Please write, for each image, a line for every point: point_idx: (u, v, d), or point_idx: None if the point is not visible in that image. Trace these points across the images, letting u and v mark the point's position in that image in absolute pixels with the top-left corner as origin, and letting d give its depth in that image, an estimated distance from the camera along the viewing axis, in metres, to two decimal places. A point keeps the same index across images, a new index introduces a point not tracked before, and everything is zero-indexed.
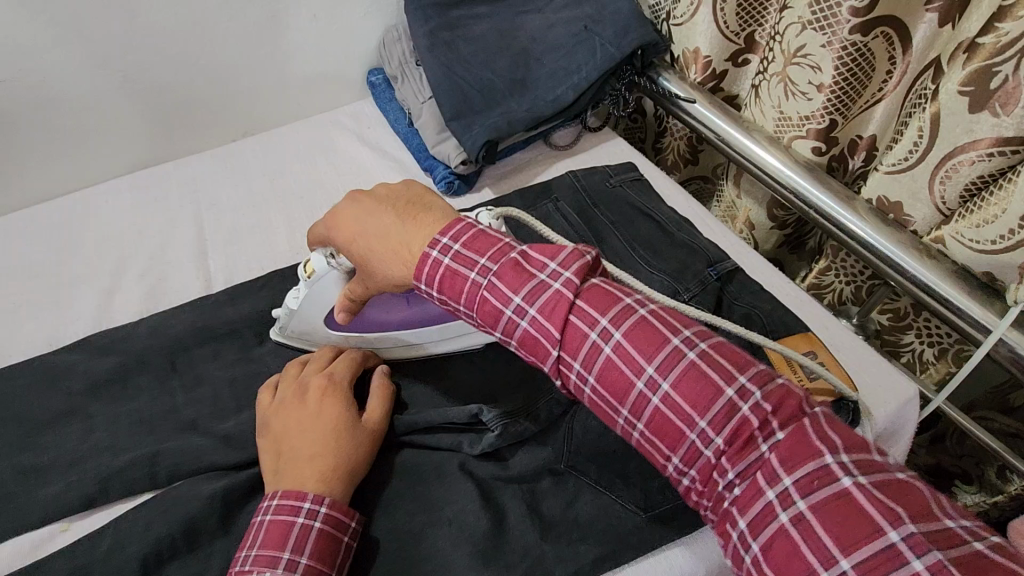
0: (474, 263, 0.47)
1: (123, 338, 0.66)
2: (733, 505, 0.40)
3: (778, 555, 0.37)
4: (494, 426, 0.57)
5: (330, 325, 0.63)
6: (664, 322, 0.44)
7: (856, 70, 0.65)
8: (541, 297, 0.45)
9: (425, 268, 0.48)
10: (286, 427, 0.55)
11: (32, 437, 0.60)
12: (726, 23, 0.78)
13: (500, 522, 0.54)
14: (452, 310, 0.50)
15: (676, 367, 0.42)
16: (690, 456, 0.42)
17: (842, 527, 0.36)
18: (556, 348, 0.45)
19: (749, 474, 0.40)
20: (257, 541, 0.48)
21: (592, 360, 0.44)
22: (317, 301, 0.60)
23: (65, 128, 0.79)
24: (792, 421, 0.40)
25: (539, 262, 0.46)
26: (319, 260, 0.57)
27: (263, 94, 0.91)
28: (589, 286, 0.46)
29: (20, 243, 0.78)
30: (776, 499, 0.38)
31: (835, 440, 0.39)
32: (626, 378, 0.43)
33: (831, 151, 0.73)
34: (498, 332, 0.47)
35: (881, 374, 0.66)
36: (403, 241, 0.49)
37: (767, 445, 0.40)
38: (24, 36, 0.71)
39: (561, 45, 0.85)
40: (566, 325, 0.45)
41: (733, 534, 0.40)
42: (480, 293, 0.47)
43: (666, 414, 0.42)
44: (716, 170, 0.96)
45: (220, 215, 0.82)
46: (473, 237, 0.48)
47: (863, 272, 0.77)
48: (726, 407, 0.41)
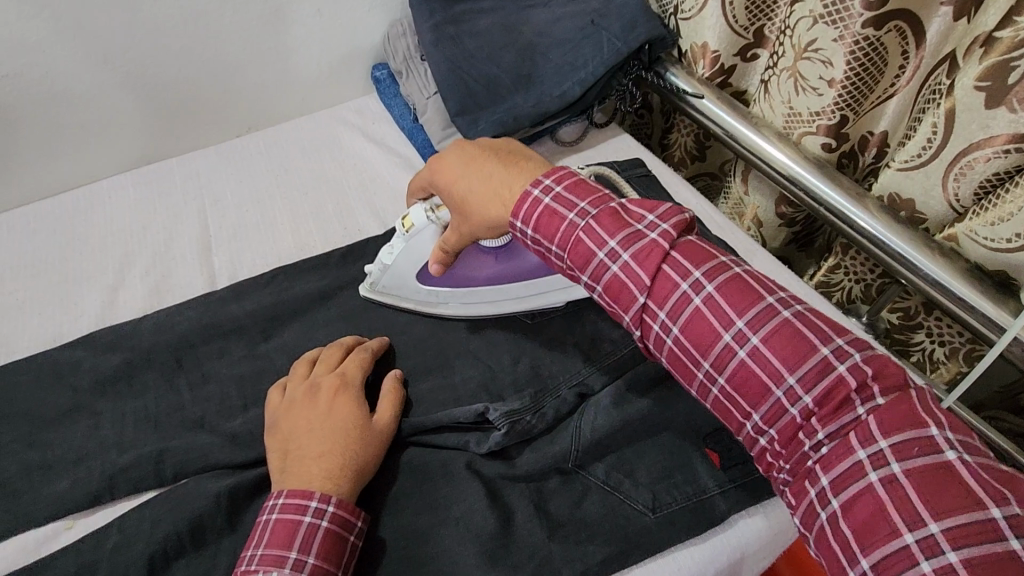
0: (573, 207, 0.50)
1: (128, 335, 0.66)
2: (816, 463, 0.41)
3: (861, 512, 0.38)
4: (500, 425, 0.57)
5: (422, 280, 0.65)
6: (760, 283, 0.45)
7: (868, 65, 0.64)
8: (637, 246, 0.47)
9: (524, 206, 0.50)
10: (295, 426, 0.55)
11: (38, 434, 0.60)
12: (735, 17, 0.77)
13: (507, 522, 0.53)
14: (542, 251, 0.52)
15: (770, 322, 0.43)
16: (773, 412, 0.42)
17: (938, 495, 0.36)
18: (644, 294, 0.46)
19: (839, 435, 0.40)
20: (263, 540, 0.48)
21: (680, 309, 0.45)
22: (413, 252, 0.63)
23: (71, 123, 0.79)
24: (894, 390, 0.40)
25: (638, 214, 0.49)
26: (418, 213, 0.60)
27: (267, 90, 0.90)
28: (685, 242, 0.47)
29: (25, 239, 0.78)
30: (866, 459, 0.39)
31: (940, 417, 0.39)
32: (714, 330, 0.44)
33: (842, 147, 0.72)
34: (585, 277, 0.49)
35: None
36: (505, 183, 0.53)
37: (863, 408, 0.40)
38: (27, 31, 0.70)
39: (567, 40, 0.84)
40: (657, 274, 0.46)
41: (812, 490, 0.41)
42: (577, 234, 0.49)
43: (754, 367, 0.43)
44: (723, 167, 0.94)
45: (225, 211, 0.82)
46: (575, 183, 0.50)
47: (873, 271, 0.77)
48: (820, 364, 0.41)
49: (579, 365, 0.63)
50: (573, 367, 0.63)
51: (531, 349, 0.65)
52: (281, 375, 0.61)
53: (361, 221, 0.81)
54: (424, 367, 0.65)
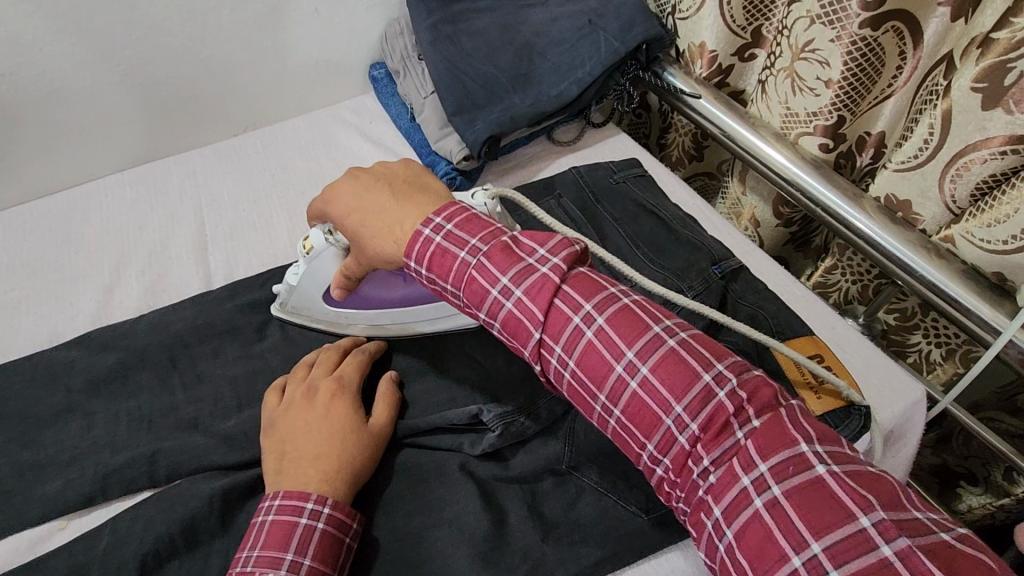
0: (465, 243, 0.48)
1: (122, 335, 0.66)
2: (707, 492, 0.40)
3: (751, 540, 0.38)
4: (493, 427, 0.57)
5: (328, 302, 0.65)
6: (647, 311, 0.45)
7: (865, 65, 0.63)
8: (529, 280, 0.46)
9: (416, 246, 0.49)
10: (291, 429, 0.54)
11: (31, 434, 0.60)
12: (733, 17, 0.76)
13: (501, 523, 0.53)
14: (438, 289, 0.50)
15: (655, 352, 0.43)
16: (664, 442, 0.42)
17: (815, 513, 0.37)
18: (539, 330, 0.46)
19: (724, 461, 0.40)
20: (259, 541, 0.48)
21: (573, 342, 0.45)
22: (315, 277, 0.62)
23: (66, 123, 0.79)
24: (767, 410, 0.41)
25: (529, 247, 0.48)
26: (315, 235, 0.59)
27: (264, 89, 0.90)
28: (574, 274, 0.47)
29: (20, 238, 0.78)
30: (751, 485, 0.38)
31: (810, 431, 0.40)
32: (606, 362, 0.44)
33: (839, 148, 0.72)
34: (482, 314, 0.48)
35: (888, 375, 0.65)
36: (395, 218, 0.51)
37: (743, 432, 0.40)
38: (23, 29, 0.70)
39: (565, 39, 0.84)
40: (549, 309, 0.45)
41: (707, 522, 0.40)
42: (469, 272, 0.47)
43: (644, 398, 0.42)
44: (721, 166, 0.94)
45: (220, 210, 0.82)
46: (466, 219, 0.49)
47: (870, 271, 0.76)
48: (702, 392, 0.41)
49: None
50: None
51: None
52: (279, 377, 0.61)
53: None
54: (418, 367, 0.65)
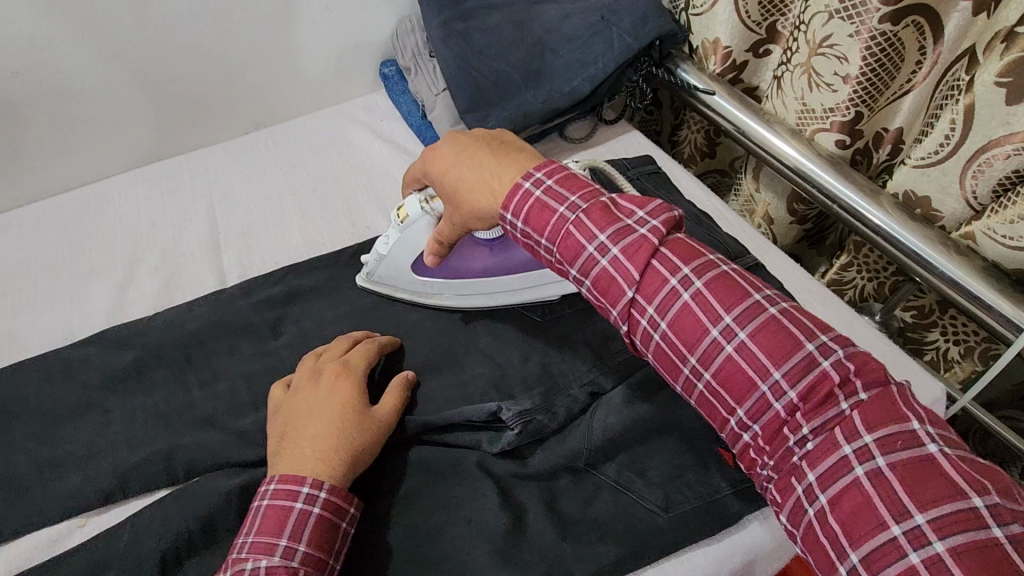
0: (565, 200, 0.48)
1: (138, 333, 0.66)
2: (802, 458, 0.41)
3: (849, 506, 0.38)
4: (512, 425, 0.57)
5: (416, 270, 0.66)
6: (747, 280, 0.45)
7: (884, 60, 0.63)
8: (626, 240, 0.46)
9: (515, 199, 0.50)
10: (295, 409, 0.55)
11: (49, 431, 0.60)
12: (748, 12, 0.76)
13: (518, 521, 0.53)
14: (531, 244, 0.51)
15: (757, 318, 0.43)
16: (758, 407, 0.42)
17: (922, 486, 0.37)
18: (633, 289, 0.46)
19: (823, 430, 0.40)
20: (254, 527, 0.48)
21: (669, 305, 0.45)
22: (408, 245, 0.63)
23: (79, 121, 0.79)
24: (874, 386, 0.41)
25: (628, 209, 0.48)
26: (412, 203, 0.60)
27: (275, 87, 0.90)
28: (673, 238, 0.47)
29: (35, 236, 0.78)
30: (853, 453, 0.39)
31: (918, 410, 0.40)
32: (703, 325, 0.44)
33: (855, 144, 0.71)
34: (574, 270, 0.49)
35: (908, 373, 0.64)
36: (493, 173, 0.52)
37: (848, 403, 0.40)
38: (36, 28, 0.70)
39: (577, 36, 0.83)
40: (647, 269, 0.46)
41: (798, 486, 0.41)
42: (566, 228, 0.48)
43: (740, 362, 0.43)
44: (733, 163, 0.94)
45: (233, 208, 0.82)
46: (567, 177, 0.49)
47: (888, 268, 0.76)
48: (805, 360, 0.41)
49: (589, 364, 0.63)
50: (584, 365, 0.62)
51: (541, 347, 0.65)
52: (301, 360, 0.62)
53: (370, 218, 0.81)
54: (434, 364, 0.64)
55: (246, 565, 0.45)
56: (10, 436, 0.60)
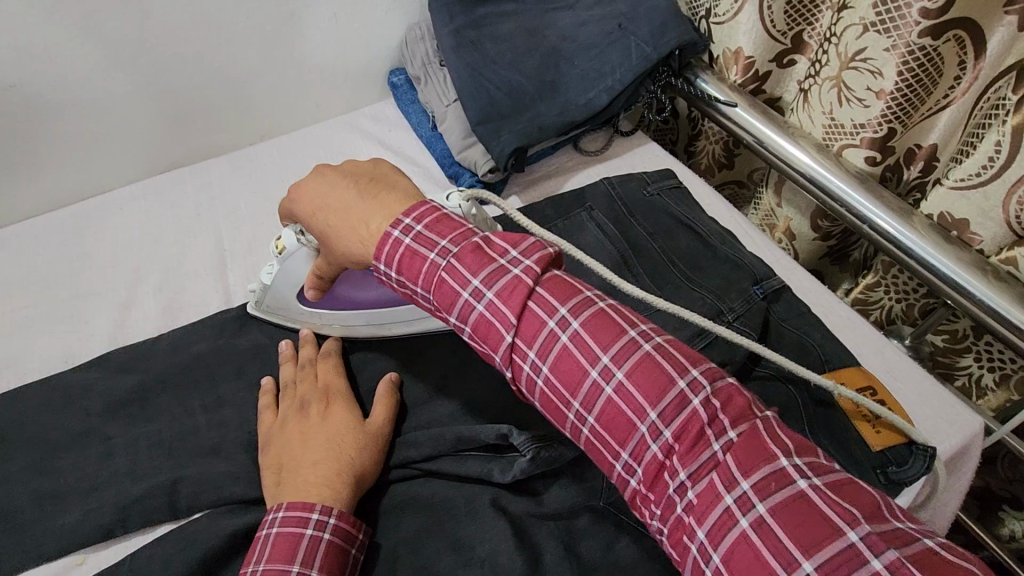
0: (435, 245, 0.45)
1: (141, 357, 0.64)
2: (686, 511, 0.37)
3: (740, 562, 0.35)
4: (524, 450, 0.53)
5: (303, 301, 0.63)
6: (622, 315, 0.43)
7: (923, 75, 0.60)
8: (500, 282, 0.43)
9: (386, 247, 0.46)
10: (286, 442, 0.54)
11: (48, 461, 0.58)
12: (773, 21, 0.73)
13: (536, 564, 0.50)
14: (410, 292, 0.48)
15: (631, 357, 0.40)
16: (638, 451, 0.39)
17: (801, 529, 0.34)
18: (511, 334, 0.43)
19: (702, 475, 0.38)
20: (264, 555, 0.46)
21: (548, 348, 0.42)
22: (287, 276, 0.60)
23: (78, 133, 0.77)
24: (742, 420, 0.39)
25: (501, 248, 0.45)
26: (287, 236, 0.57)
27: (280, 97, 0.87)
28: (550, 277, 0.44)
29: (32, 253, 0.76)
30: (734, 504, 0.36)
31: (788, 442, 0.38)
32: (580, 368, 0.41)
33: (886, 161, 0.68)
34: (453, 318, 0.45)
35: (943, 406, 0.61)
36: (362, 216, 0.49)
37: (719, 443, 0.38)
38: (32, 37, 0.67)
39: (594, 44, 0.80)
40: (523, 311, 0.43)
41: (691, 546, 0.37)
42: (439, 275, 0.44)
43: (619, 404, 0.40)
44: (752, 175, 0.90)
45: (238, 224, 0.79)
46: (437, 219, 0.46)
47: (918, 290, 0.73)
48: (677, 399, 0.39)
49: None
50: None
51: None
52: (262, 383, 0.61)
53: None
54: (446, 390, 0.61)
55: None
56: (8, 466, 0.57)
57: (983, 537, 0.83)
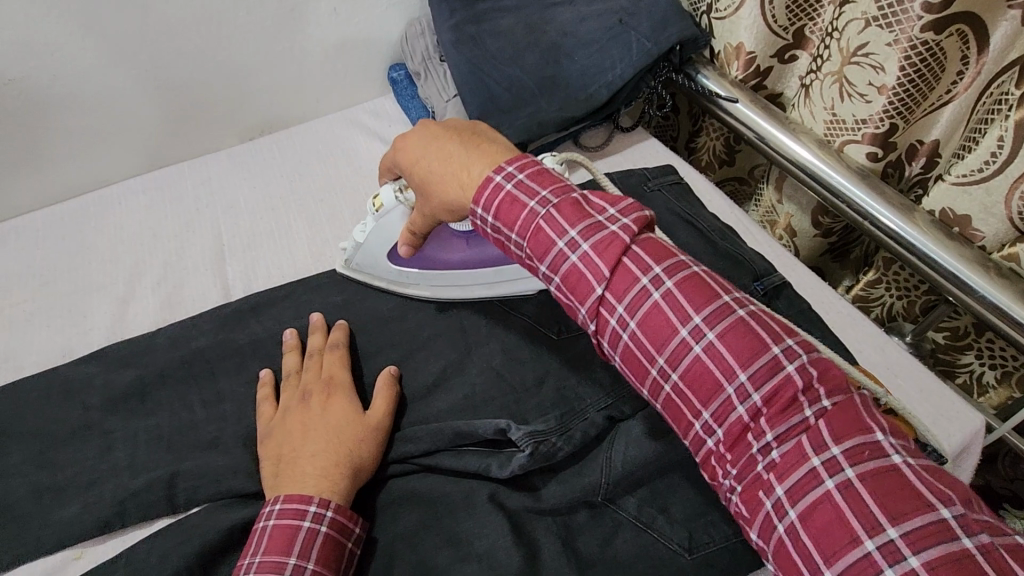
0: (536, 194, 0.47)
1: (141, 351, 0.64)
2: (769, 470, 0.38)
3: (819, 520, 0.36)
4: (522, 446, 0.53)
5: (393, 260, 0.66)
6: (717, 281, 0.43)
7: (925, 70, 0.59)
8: (596, 236, 0.45)
9: (486, 192, 0.48)
10: (285, 432, 0.54)
11: (47, 455, 0.57)
12: (774, 17, 0.72)
13: (534, 559, 0.50)
14: (502, 239, 0.49)
15: (726, 319, 0.41)
16: (722, 411, 0.40)
17: (892, 499, 0.35)
18: (602, 286, 0.44)
19: (789, 438, 0.38)
20: (261, 547, 0.46)
21: (638, 303, 0.43)
22: (382, 232, 0.63)
23: (80, 127, 0.77)
24: (838, 393, 0.39)
25: (599, 206, 0.46)
26: (387, 192, 0.60)
27: (279, 92, 0.87)
28: (644, 238, 0.45)
29: (34, 247, 0.76)
30: (821, 465, 0.37)
31: (882, 422, 0.38)
32: (671, 325, 0.42)
33: (888, 157, 0.68)
34: (544, 266, 0.47)
35: (943, 404, 0.61)
36: (463, 166, 0.50)
37: (812, 410, 0.38)
38: (33, 33, 0.67)
39: (594, 40, 0.80)
40: (617, 267, 0.44)
41: (767, 500, 0.38)
42: (537, 222, 0.46)
43: (707, 362, 0.41)
44: (753, 171, 0.90)
45: (238, 219, 0.79)
46: (538, 172, 0.48)
47: (918, 287, 0.72)
48: (770, 362, 0.39)
49: (606, 387, 0.59)
50: (601, 388, 0.59)
51: (556, 368, 0.61)
52: (262, 374, 0.61)
53: None
54: (444, 385, 0.61)
55: None
56: (7, 460, 0.57)
57: None
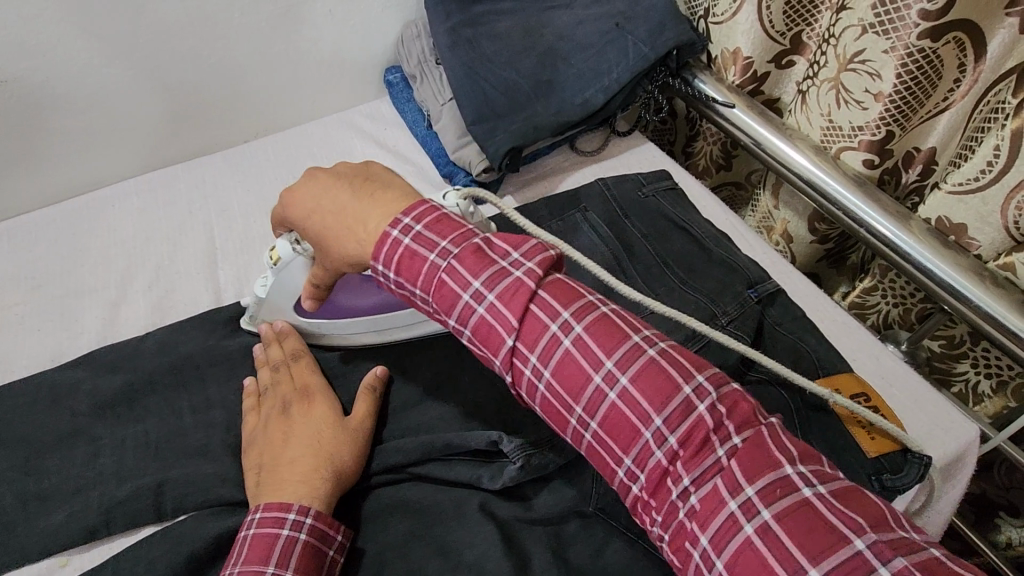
0: (435, 246, 0.44)
1: (130, 356, 0.63)
2: (691, 518, 0.37)
3: (744, 569, 0.34)
4: (514, 458, 0.53)
5: (299, 312, 0.63)
6: (625, 320, 0.42)
7: (922, 78, 0.59)
8: (501, 284, 0.42)
9: (384, 248, 0.44)
10: (268, 441, 0.54)
11: (33, 461, 0.57)
12: (772, 22, 0.72)
13: (524, 569, 0.50)
14: (408, 294, 0.46)
15: (635, 362, 0.40)
16: (641, 457, 0.39)
17: (808, 536, 0.34)
18: (512, 336, 0.42)
19: (706, 480, 0.37)
20: (241, 557, 0.46)
21: (550, 352, 0.41)
22: (284, 287, 0.59)
23: (72, 129, 0.76)
24: (747, 427, 0.39)
25: (502, 250, 0.44)
26: (282, 246, 0.56)
27: (274, 94, 0.87)
28: (551, 281, 0.43)
29: (24, 249, 0.75)
30: (739, 509, 0.36)
31: (793, 450, 0.38)
32: (583, 372, 0.40)
33: (884, 164, 0.68)
34: (452, 320, 0.44)
35: (939, 413, 0.61)
36: (359, 216, 0.47)
37: (723, 449, 0.38)
38: (26, 33, 0.67)
39: (591, 44, 0.79)
40: (525, 314, 0.42)
41: (693, 551, 0.36)
42: (438, 276, 0.43)
43: (622, 410, 0.39)
44: (750, 177, 0.89)
45: (232, 221, 0.79)
46: (437, 219, 0.45)
47: (914, 295, 0.72)
48: (683, 405, 0.38)
49: None
50: None
51: None
52: (245, 383, 0.60)
53: None
54: (435, 392, 0.61)
55: None
56: None
57: (980, 543, 0.82)
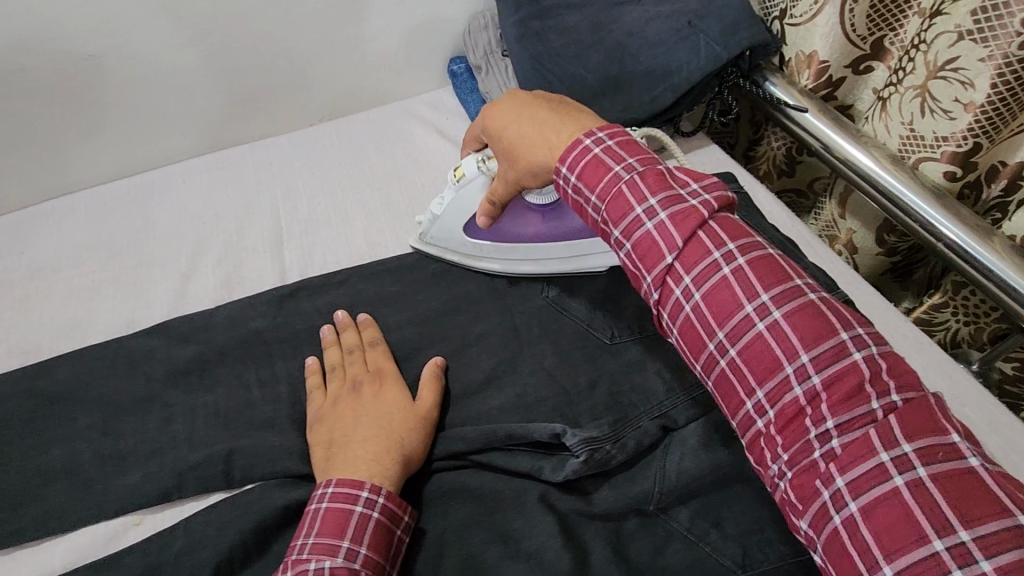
0: (621, 160, 0.49)
1: (201, 327, 0.65)
2: (829, 457, 0.39)
3: (884, 516, 0.37)
4: (577, 451, 0.53)
5: (469, 231, 0.67)
6: (790, 266, 0.45)
7: (1018, 89, 0.57)
8: (676, 207, 0.46)
9: (574, 152, 0.50)
10: (336, 420, 0.56)
11: (110, 422, 0.59)
12: (854, 25, 0.70)
13: (583, 562, 0.50)
14: (580, 201, 0.51)
15: (794, 300, 0.42)
16: (779, 390, 0.41)
17: (964, 500, 0.35)
18: (673, 255, 0.46)
19: (854, 428, 0.39)
20: (313, 529, 0.47)
21: (706, 277, 0.44)
22: (460, 205, 0.65)
23: (152, 105, 0.79)
24: (910, 391, 0.40)
25: (682, 180, 0.48)
26: (470, 164, 0.62)
27: (340, 79, 0.88)
28: (722, 216, 0.46)
29: (101, 220, 0.78)
30: (890, 461, 0.37)
31: (955, 424, 0.39)
32: (737, 300, 0.43)
33: (966, 177, 0.66)
34: (617, 231, 0.48)
35: (1013, 437, 0.59)
36: (553, 131, 0.53)
37: (880, 404, 0.39)
38: (116, 11, 0.69)
39: (661, 41, 0.77)
40: (691, 238, 0.45)
41: (824, 491, 0.39)
42: (619, 185, 0.48)
43: (770, 340, 0.42)
44: (814, 184, 0.87)
45: (298, 204, 0.80)
46: (627, 140, 0.49)
47: (988, 313, 0.70)
48: (838, 348, 0.41)
49: (660, 393, 0.58)
50: (656, 395, 0.58)
51: (611, 371, 0.60)
52: (307, 362, 0.62)
53: None
54: (496, 381, 0.61)
55: (310, 564, 0.45)
56: (74, 424, 0.59)
57: None
